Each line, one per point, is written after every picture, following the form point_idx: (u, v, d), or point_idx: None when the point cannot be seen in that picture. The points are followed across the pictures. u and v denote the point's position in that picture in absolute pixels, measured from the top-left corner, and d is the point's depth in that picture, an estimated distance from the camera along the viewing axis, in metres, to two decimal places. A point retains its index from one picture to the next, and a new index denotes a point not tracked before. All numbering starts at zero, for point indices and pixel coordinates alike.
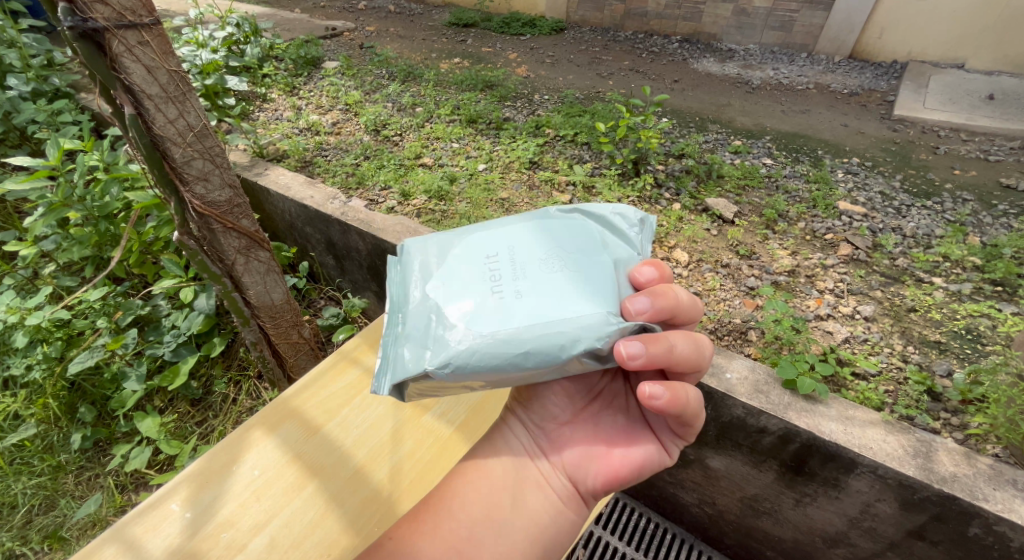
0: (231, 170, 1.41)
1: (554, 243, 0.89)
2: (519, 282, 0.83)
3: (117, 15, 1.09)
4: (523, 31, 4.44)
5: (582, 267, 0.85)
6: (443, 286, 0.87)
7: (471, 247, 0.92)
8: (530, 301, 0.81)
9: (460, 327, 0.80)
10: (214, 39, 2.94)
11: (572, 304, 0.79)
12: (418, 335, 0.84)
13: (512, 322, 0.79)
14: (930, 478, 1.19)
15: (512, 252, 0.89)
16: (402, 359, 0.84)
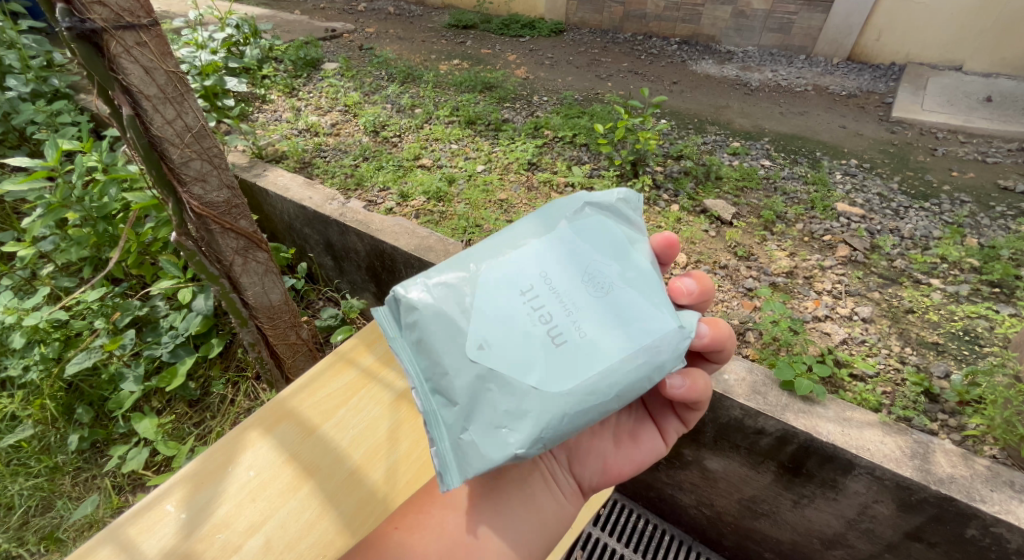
0: (229, 172, 1.41)
1: (579, 261, 0.84)
2: (568, 322, 0.78)
3: (115, 16, 1.10)
4: (522, 33, 4.45)
5: (620, 284, 0.82)
6: (488, 345, 0.77)
7: (492, 284, 0.82)
8: (590, 343, 0.77)
9: (527, 387, 0.74)
10: (213, 40, 2.94)
11: (635, 332, 0.77)
12: (475, 409, 0.76)
13: (583, 367, 0.75)
14: (927, 480, 1.19)
15: (540, 287, 0.82)
16: (467, 442, 0.76)
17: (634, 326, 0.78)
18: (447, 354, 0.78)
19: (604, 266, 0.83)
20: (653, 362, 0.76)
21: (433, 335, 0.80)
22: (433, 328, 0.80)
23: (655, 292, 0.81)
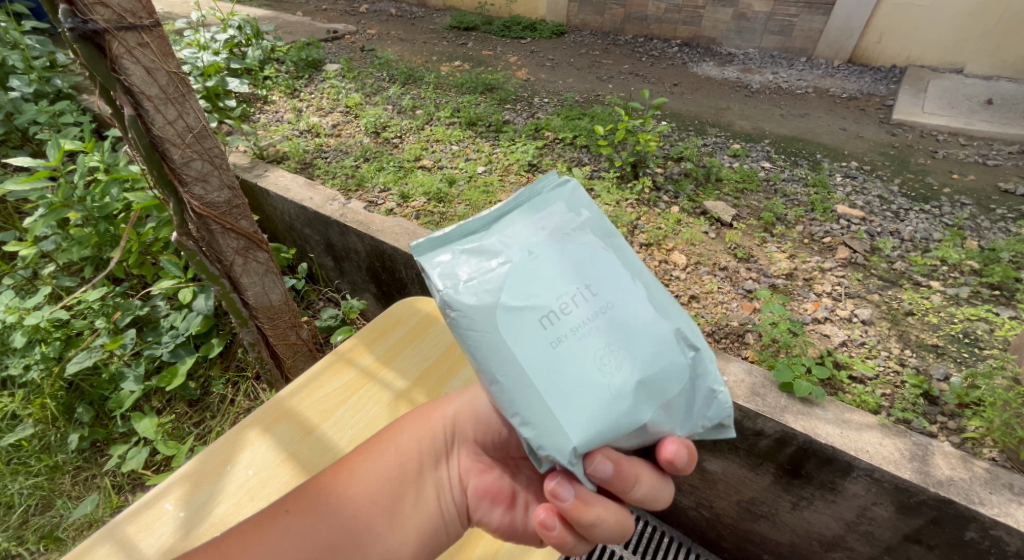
0: (230, 172, 1.42)
1: (631, 345, 0.66)
2: (567, 334, 0.67)
3: (117, 18, 1.10)
4: (523, 35, 4.46)
5: (613, 389, 0.64)
6: (531, 259, 0.72)
7: (584, 254, 0.74)
8: (542, 361, 0.66)
9: (494, 295, 0.70)
10: (215, 42, 2.95)
11: (558, 403, 0.64)
12: (472, 257, 0.74)
13: (509, 355, 0.67)
14: (926, 482, 1.19)
15: (602, 301, 0.69)
16: (446, 258, 0.75)
17: (564, 403, 0.64)
18: (523, 230, 0.76)
19: (634, 367, 0.65)
20: (532, 430, 0.64)
21: (538, 210, 0.80)
22: (540, 212, 0.79)
23: (615, 426, 0.63)
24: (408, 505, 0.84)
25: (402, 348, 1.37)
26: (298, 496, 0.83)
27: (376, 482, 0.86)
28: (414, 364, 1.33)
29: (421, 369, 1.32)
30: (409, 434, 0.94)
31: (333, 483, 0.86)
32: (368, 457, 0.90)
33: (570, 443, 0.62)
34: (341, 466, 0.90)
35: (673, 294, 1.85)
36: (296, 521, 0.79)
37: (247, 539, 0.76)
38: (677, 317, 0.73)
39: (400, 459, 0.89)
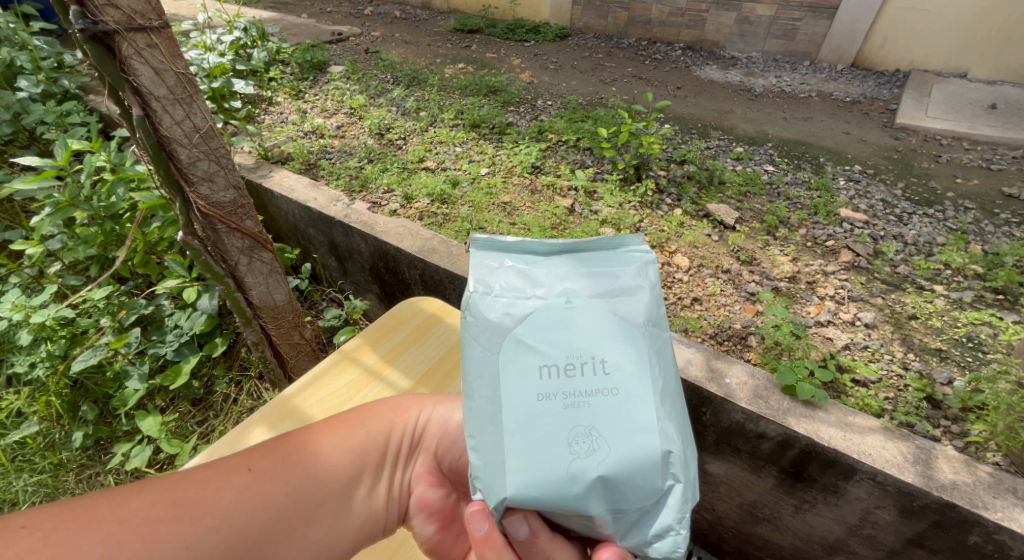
0: (235, 172, 1.42)
1: (614, 439, 0.59)
2: (559, 395, 0.62)
3: (126, 19, 1.11)
4: (527, 38, 4.47)
5: (569, 470, 0.57)
6: (566, 309, 0.69)
7: (619, 328, 0.67)
8: (519, 407, 0.61)
9: (515, 321, 0.68)
10: (221, 43, 2.97)
11: (510, 447, 0.59)
12: (520, 276, 0.73)
13: (492, 382, 0.64)
14: (929, 486, 1.18)
15: (612, 383, 0.63)
16: (495, 264, 0.75)
17: (512, 451, 0.59)
18: (577, 277, 0.73)
19: (605, 462, 0.58)
20: (479, 459, 0.62)
21: (601, 263, 0.76)
22: (601, 268, 0.75)
23: (553, 500, 0.57)
24: (356, 495, 0.79)
25: (405, 348, 1.37)
26: (261, 456, 0.75)
27: (338, 460, 0.80)
28: (419, 364, 1.34)
29: (425, 369, 1.33)
30: (378, 420, 0.88)
31: (297, 450, 0.78)
32: (339, 432, 0.84)
33: (503, 492, 0.58)
34: (308, 433, 0.83)
35: (676, 296, 1.85)
36: (255, 483, 0.71)
37: (199, 486, 0.67)
38: (681, 442, 0.63)
39: (366, 443, 0.84)
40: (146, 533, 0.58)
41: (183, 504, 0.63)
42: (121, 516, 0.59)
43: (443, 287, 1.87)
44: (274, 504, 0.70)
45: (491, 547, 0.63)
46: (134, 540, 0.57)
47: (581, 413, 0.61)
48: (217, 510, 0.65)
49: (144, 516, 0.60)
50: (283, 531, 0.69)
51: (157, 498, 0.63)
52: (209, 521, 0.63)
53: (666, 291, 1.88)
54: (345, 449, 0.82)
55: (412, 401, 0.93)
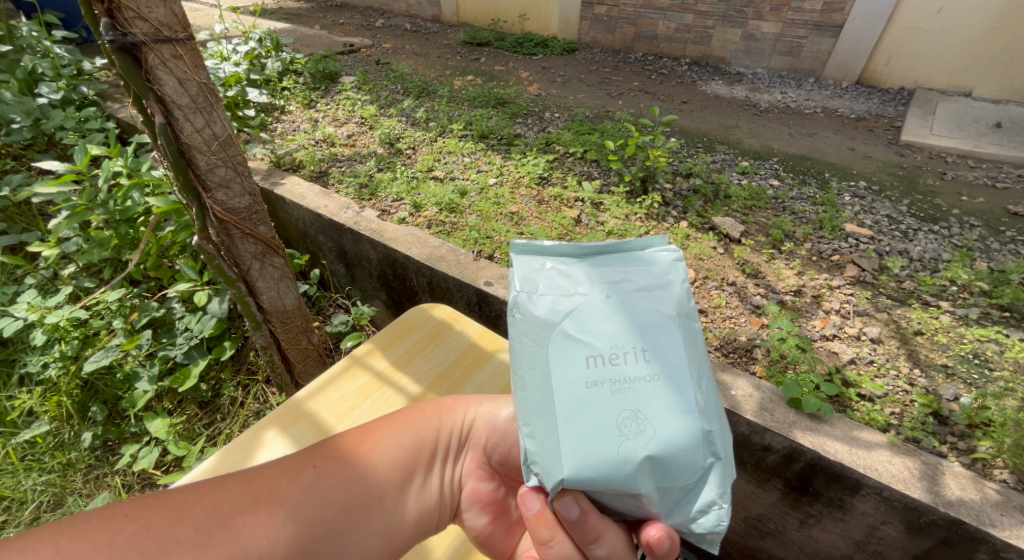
0: (252, 179, 1.45)
1: (658, 421, 0.63)
2: (605, 383, 0.66)
3: (154, 31, 1.14)
4: (535, 51, 4.54)
5: (619, 452, 0.61)
6: (606, 304, 0.72)
7: (656, 320, 0.71)
8: (570, 394, 0.66)
9: (560, 316, 0.72)
10: (236, 54, 3.03)
11: (563, 432, 0.64)
12: (562, 275, 0.77)
13: (543, 374, 0.68)
14: (936, 502, 1.18)
15: (652, 369, 0.67)
16: (539, 265, 0.78)
17: (567, 436, 0.63)
18: (613, 274, 0.76)
19: (650, 442, 0.62)
20: (535, 444, 0.66)
21: (634, 260, 0.79)
22: (635, 264, 0.78)
23: (607, 478, 0.61)
24: (411, 489, 0.82)
25: (415, 353, 1.39)
26: (326, 454, 0.78)
27: (394, 457, 0.82)
28: (428, 370, 1.34)
29: (434, 375, 1.33)
30: (429, 419, 0.91)
31: (356, 446, 0.81)
32: (394, 430, 0.87)
33: (559, 473, 0.63)
34: (363, 432, 0.85)
35: None
36: (323, 478, 0.74)
37: (270, 481, 0.70)
38: (718, 423, 0.67)
39: (418, 440, 0.87)
40: (233, 521, 0.62)
41: (262, 496, 0.67)
42: (208, 507, 0.63)
43: (451, 294, 1.89)
44: (339, 497, 0.73)
45: (544, 523, 0.69)
46: (225, 529, 0.61)
47: (626, 401, 0.64)
48: (291, 503, 0.68)
49: (227, 508, 0.64)
50: (350, 521, 0.72)
51: (238, 491, 0.67)
52: (286, 512, 0.67)
53: None
54: (400, 447, 0.84)
55: (458, 401, 0.96)
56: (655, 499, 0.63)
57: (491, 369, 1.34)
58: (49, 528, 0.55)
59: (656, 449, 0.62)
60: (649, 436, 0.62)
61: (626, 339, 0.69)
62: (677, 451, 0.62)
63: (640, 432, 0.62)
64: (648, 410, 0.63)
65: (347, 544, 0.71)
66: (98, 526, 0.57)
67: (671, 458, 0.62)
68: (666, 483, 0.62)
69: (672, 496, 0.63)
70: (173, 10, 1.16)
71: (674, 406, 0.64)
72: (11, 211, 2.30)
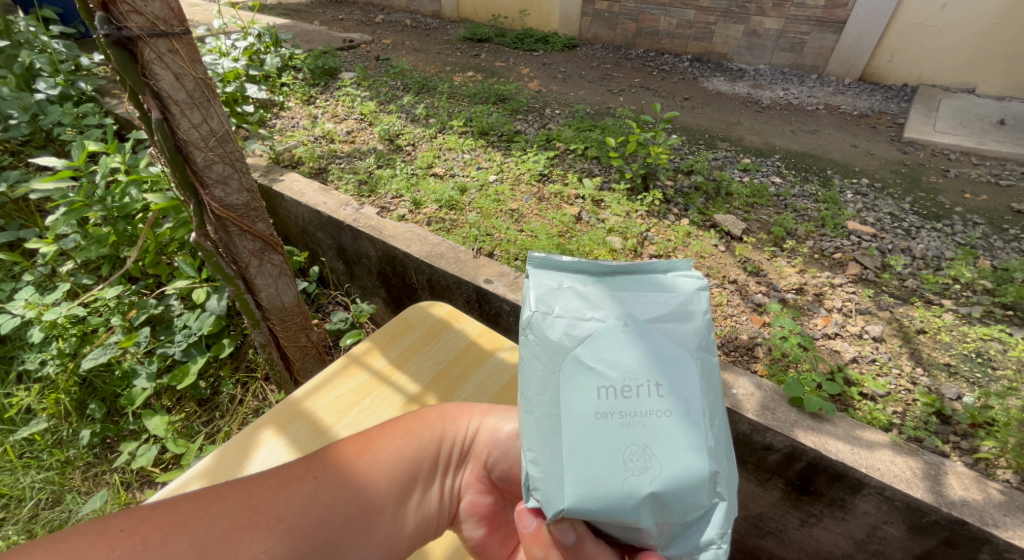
0: (250, 175, 1.44)
1: (665, 459, 0.62)
2: (615, 415, 0.64)
3: (149, 25, 1.13)
4: (535, 47, 4.51)
5: (624, 487, 0.61)
6: (622, 333, 0.70)
7: (671, 352, 0.69)
8: (578, 425, 0.64)
9: (575, 341, 0.70)
10: (235, 49, 3.01)
11: (568, 462, 0.63)
12: (579, 297, 0.74)
13: (553, 399, 0.67)
14: (939, 502, 1.17)
15: (665, 404, 0.65)
16: (555, 285, 0.76)
17: (571, 465, 0.62)
18: (633, 300, 0.74)
19: (656, 479, 0.61)
20: (538, 470, 0.65)
21: (656, 286, 0.76)
22: (654, 290, 0.75)
23: (608, 511, 0.61)
24: (411, 501, 0.81)
25: (414, 352, 1.38)
26: (327, 462, 0.77)
27: (394, 468, 0.81)
28: (427, 368, 1.33)
29: (433, 374, 1.32)
30: (431, 428, 0.89)
31: (356, 455, 0.80)
32: (395, 439, 0.85)
33: (560, 502, 0.62)
34: (364, 440, 0.83)
35: None
36: (323, 489, 0.72)
37: (270, 492, 0.69)
38: (727, 462, 0.66)
39: (420, 450, 0.85)
40: (231, 536, 0.61)
41: (262, 508, 0.66)
42: (206, 521, 0.61)
43: (450, 292, 1.88)
44: (339, 509, 0.72)
45: (539, 543, 0.68)
46: (223, 544, 0.60)
47: (634, 434, 0.63)
48: (291, 516, 0.67)
49: (226, 522, 0.62)
50: (349, 535, 0.71)
51: (237, 502, 0.65)
52: (286, 526, 0.66)
53: None
54: (401, 457, 0.83)
55: (460, 412, 0.95)
56: (653, 531, 0.62)
57: (491, 368, 1.33)
58: (44, 541, 0.54)
59: (661, 486, 0.61)
60: (655, 472, 0.61)
61: (640, 369, 0.67)
62: (681, 488, 0.61)
63: (646, 468, 0.61)
64: (655, 446, 0.62)
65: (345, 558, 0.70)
66: (94, 541, 0.55)
67: (676, 495, 0.61)
68: (667, 516, 0.62)
69: (671, 529, 0.63)
70: (169, 4, 1.15)
71: (683, 441, 0.63)
72: (9, 207, 2.29)
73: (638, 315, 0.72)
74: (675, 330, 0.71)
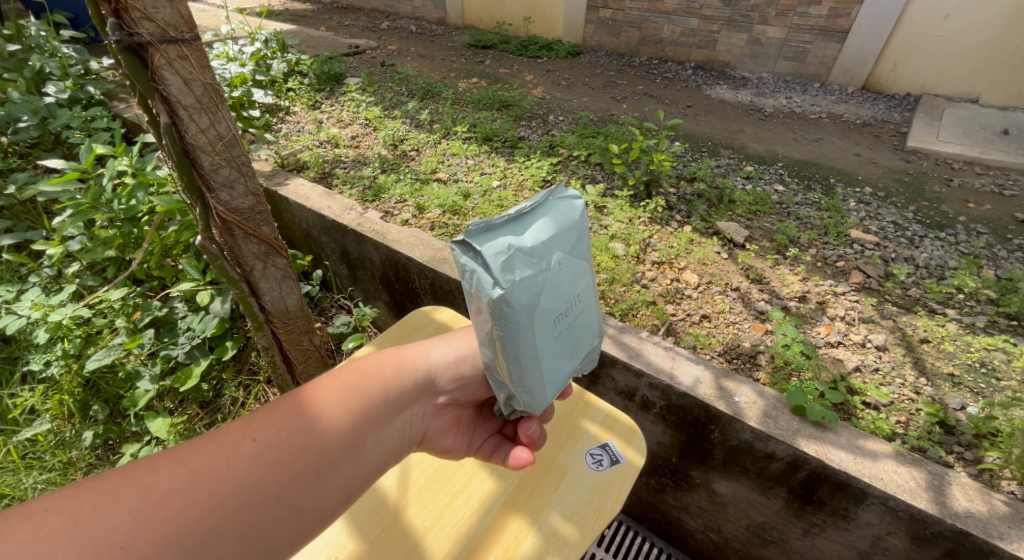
0: (256, 180, 1.45)
1: (589, 338, 0.83)
2: (567, 329, 0.77)
3: (160, 31, 1.14)
4: (539, 54, 4.54)
5: (572, 368, 0.81)
6: (561, 268, 0.75)
7: (585, 264, 0.79)
8: (551, 351, 0.75)
9: (536, 297, 0.71)
10: (243, 54, 3.04)
11: (550, 380, 0.77)
12: (526, 253, 0.72)
13: (533, 345, 0.73)
14: (942, 514, 1.17)
15: (585, 303, 0.81)
16: (501, 250, 0.71)
17: (551, 380, 0.77)
18: (555, 234, 0.75)
19: (584, 354, 0.83)
20: (531, 396, 0.77)
21: (560, 217, 0.77)
22: (566, 218, 0.78)
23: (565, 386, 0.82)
24: (368, 449, 0.74)
25: None
26: (279, 410, 0.71)
27: (346, 418, 0.74)
28: None
29: None
30: (390, 364, 0.84)
31: (299, 410, 0.71)
32: (353, 380, 0.78)
33: (545, 402, 0.79)
34: (308, 392, 0.75)
35: (685, 312, 1.84)
36: (273, 442, 0.67)
37: (206, 459, 0.62)
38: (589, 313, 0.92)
39: (382, 388, 0.80)
40: (172, 502, 0.57)
41: (205, 470, 0.61)
42: (145, 489, 0.57)
43: (454, 296, 1.88)
44: (286, 467, 0.66)
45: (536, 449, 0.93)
46: (163, 510, 0.56)
47: (575, 334, 0.79)
48: (233, 480, 0.61)
49: (157, 493, 0.57)
50: (303, 491, 0.66)
51: (180, 466, 0.60)
52: (232, 483, 0.61)
53: (675, 306, 1.88)
54: (362, 397, 0.77)
55: (414, 363, 0.86)
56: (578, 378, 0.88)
57: None
58: None
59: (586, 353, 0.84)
60: (585, 347, 0.82)
61: (574, 290, 0.77)
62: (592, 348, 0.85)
63: (581, 348, 0.81)
64: (582, 332, 0.81)
65: (301, 514, 0.65)
66: (18, 522, 0.51)
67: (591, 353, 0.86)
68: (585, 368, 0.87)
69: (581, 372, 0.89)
70: (179, 11, 1.16)
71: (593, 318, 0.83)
72: (17, 209, 2.31)
73: (566, 248, 0.76)
74: (583, 247, 0.79)
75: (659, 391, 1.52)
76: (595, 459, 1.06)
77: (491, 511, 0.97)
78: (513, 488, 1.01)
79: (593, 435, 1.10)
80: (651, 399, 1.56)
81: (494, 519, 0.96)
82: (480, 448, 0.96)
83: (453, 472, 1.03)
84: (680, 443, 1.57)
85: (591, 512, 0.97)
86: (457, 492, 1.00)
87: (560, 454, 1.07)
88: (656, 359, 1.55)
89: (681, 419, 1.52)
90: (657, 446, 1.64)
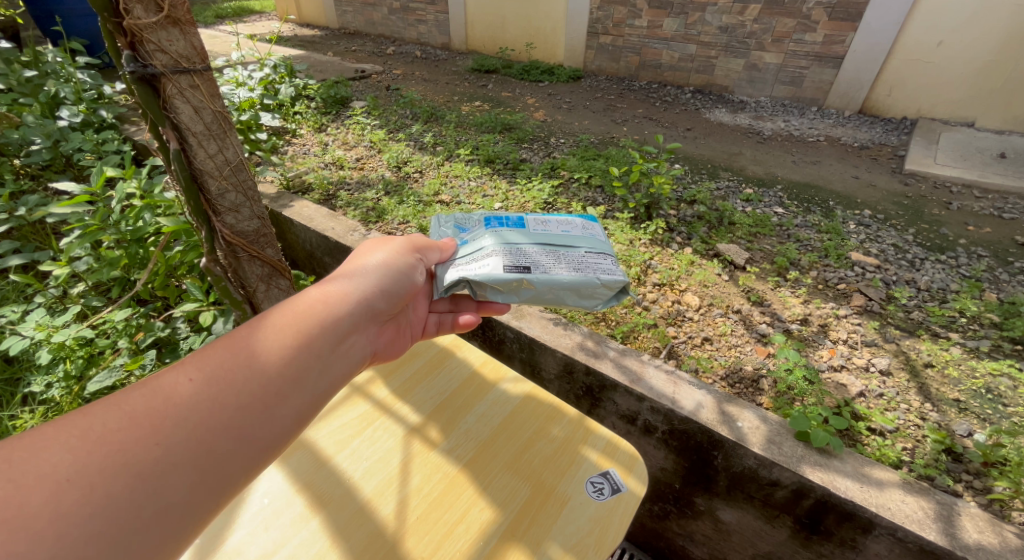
0: (260, 203, 1.48)
1: None
2: None
3: (173, 62, 1.17)
4: (541, 78, 4.63)
5: None
6: None
7: None
8: None
9: None
10: (251, 79, 3.09)
11: None
12: None
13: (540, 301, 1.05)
14: (953, 545, 1.14)
15: None
16: None
17: None
18: None
19: None
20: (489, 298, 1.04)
21: None
22: None
23: None
24: (314, 380, 0.76)
25: (416, 383, 1.27)
26: (213, 350, 0.71)
27: (282, 353, 0.74)
28: (430, 399, 1.23)
29: (435, 405, 1.22)
30: (316, 293, 0.84)
31: (235, 351, 0.72)
32: (284, 312, 0.79)
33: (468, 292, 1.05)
34: (240, 335, 0.75)
35: (687, 334, 1.84)
36: (208, 381, 0.68)
37: (141, 400, 0.64)
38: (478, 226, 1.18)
39: (315, 318, 0.80)
40: (109, 442, 0.59)
41: (142, 411, 0.63)
42: (81, 434, 0.59)
43: None
44: (226, 401, 0.67)
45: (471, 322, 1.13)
46: (102, 451, 0.58)
47: None
48: (171, 416, 0.63)
49: (102, 431, 0.60)
50: (247, 420, 0.68)
51: (114, 412, 0.62)
52: (173, 420, 0.63)
53: (676, 329, 1.87)
54: (298, 329, 0.77)
55: (343, 296, 0.86)
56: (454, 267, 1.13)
57: (494, 400, 1.23)
58: None
59: None
60: None
61: None
62: None
63: None
64: None
65: (254, 441, 0.68)
66: None
67: None
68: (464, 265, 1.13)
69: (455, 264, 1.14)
70: (192, 43, 1.20)
71: None
72: (26, 230, 2.33)
73: None
74: None
75: (661, 415, 1.51)
76: (595, 487, 1.05)
77: (490, 541, 0.95)
78: (512, 518, 0.99)
79: (594, 463, 1.10)
80: (653, 423, 1.55)
81: (493, 549, 0.94)
82: (425, 329, 1.11)
83: (452, 500, 1.02)
84: (682, 469, 1.56)
85: (592, 543, 0.96)
86: (457, 520, 0.98)
87: (560, 482, 1.06)
88: (658, 383, 1.54)
89: (684, 444, 1.50)
90: (659, 471, 1.63)
